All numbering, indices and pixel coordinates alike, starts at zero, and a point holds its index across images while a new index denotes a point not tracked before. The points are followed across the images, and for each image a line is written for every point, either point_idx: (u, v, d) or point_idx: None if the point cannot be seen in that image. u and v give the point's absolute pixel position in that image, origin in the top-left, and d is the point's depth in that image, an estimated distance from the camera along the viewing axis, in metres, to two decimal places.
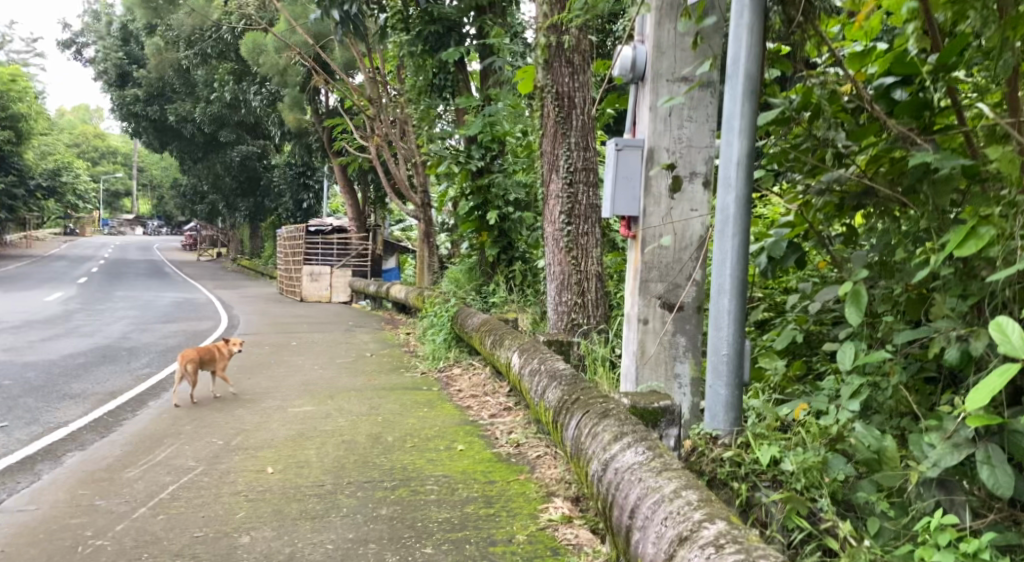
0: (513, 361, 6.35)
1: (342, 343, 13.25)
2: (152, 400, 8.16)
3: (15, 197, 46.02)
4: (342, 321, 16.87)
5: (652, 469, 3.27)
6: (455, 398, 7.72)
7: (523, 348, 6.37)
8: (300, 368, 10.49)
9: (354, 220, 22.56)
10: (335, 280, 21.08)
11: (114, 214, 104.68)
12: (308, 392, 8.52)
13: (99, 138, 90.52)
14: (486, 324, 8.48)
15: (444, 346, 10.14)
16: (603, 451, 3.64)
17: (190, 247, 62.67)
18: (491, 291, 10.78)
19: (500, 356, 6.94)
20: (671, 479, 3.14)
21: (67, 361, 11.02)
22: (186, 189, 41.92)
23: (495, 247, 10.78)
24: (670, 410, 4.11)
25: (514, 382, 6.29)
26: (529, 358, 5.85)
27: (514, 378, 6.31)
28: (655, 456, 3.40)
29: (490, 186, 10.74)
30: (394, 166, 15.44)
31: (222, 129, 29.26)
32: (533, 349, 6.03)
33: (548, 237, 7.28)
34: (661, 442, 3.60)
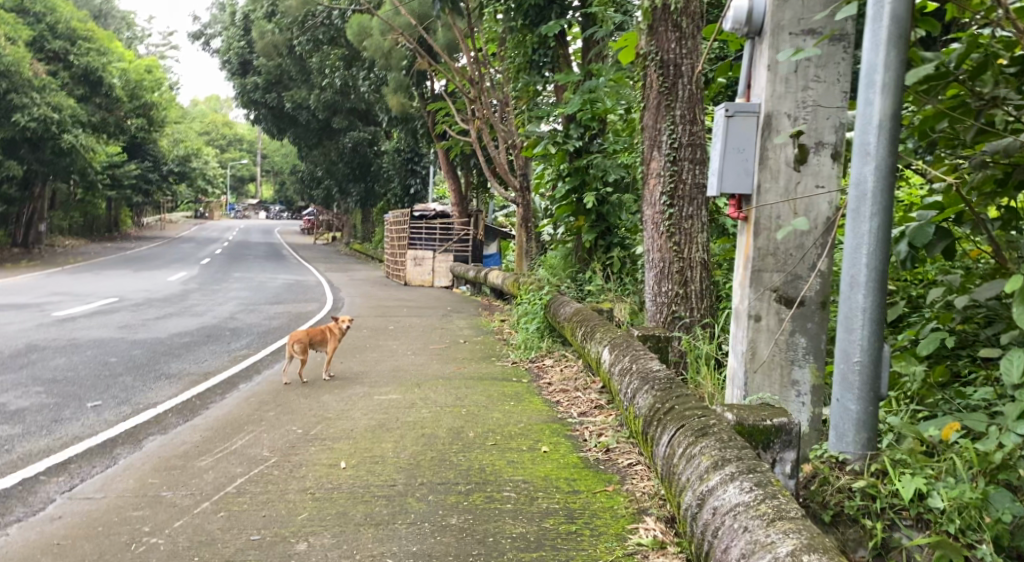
0: (604, 358, 5.82)
1: (439, 328, 13.01)
2: (244, 383, 8.07)
3: (150, 182, 48.64)
4: (441, 306, 16.70)
5: (762, 517, 2.68)
6: (544, 393, 7.22)
7: (615, 344, 5.84)
8: (393, 353, 10.25)
9: (456, 205, 22.52)
10: (437, 265, 21.15)
11: (240, 199, 109.85)
12: (395, 379, 8.25)
13: (228, 126, 94.91)
14: (578, 314, 7.94)
15: (536, 335, 9.73)
16: (699, 481, 3.06)
17: (308, 231, 64.87)
18: (587, 279, 10.27)
19: (591, 351, 6.41)
20: (788, 536, 2.55)
21: (173, 339, 11.20)
22: (303, 174, 43.16)
23: (592, 232, 10.21)
24: (786, 430, 3.32)
25: (605, 380, 5.76)
26: (621, 355, 5.30)
27: (605, 375, 5.78)
28: (765, 496, 2.80)
29: (588, 167, 10.14)
30: (495, 149, 15.05)
31: (335, 114, 29.80)
32: (626, 345, 5.48)
33: (648, 221, 6.68)
34: (771, 476, 2.99)
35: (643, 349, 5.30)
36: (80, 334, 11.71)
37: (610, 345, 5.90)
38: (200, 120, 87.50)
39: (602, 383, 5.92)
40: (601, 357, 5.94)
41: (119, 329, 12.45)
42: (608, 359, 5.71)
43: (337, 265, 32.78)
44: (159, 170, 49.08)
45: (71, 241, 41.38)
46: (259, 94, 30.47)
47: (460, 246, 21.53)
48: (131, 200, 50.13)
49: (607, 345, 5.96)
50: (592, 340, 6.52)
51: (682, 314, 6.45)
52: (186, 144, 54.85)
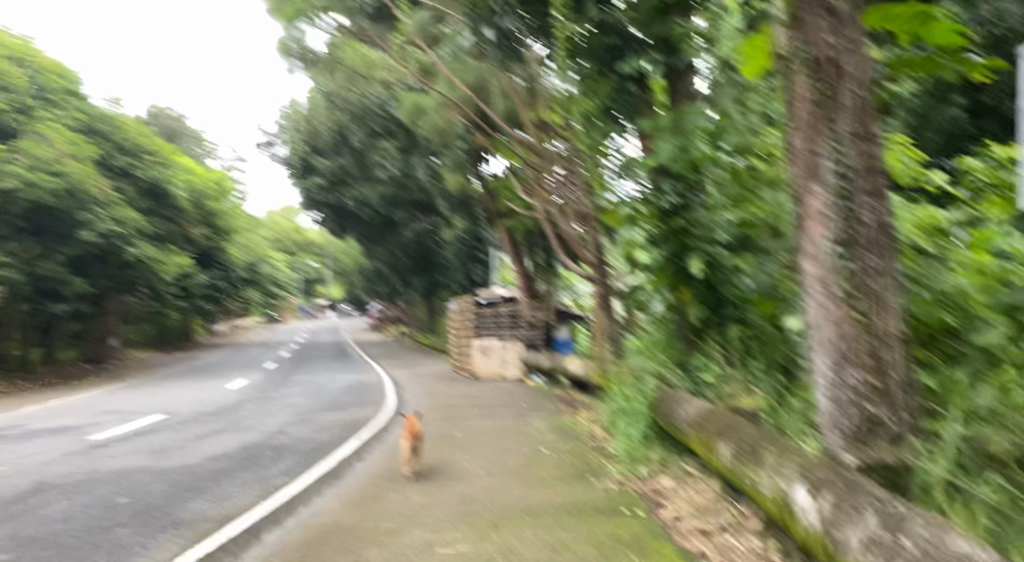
0: (801, 505, 4.00)
1: (516, 433, 10.94)
2: (269, 532, 6.21)
3: (221, 290, 48.16)
4: (515, 402, 14.68)
5: None
6: (676, 537, 5.31)
7: (809, 477, 4.04)
8: (462, 473, 8.24)
9: (523, 288, 20.82)
10: (507, 355, 19.08)
11: (310, 301, 110.58)
12: (466, 516, 6.28)
13: (297, 231, 95.96)
14: (703, 415, 6.04)
15: (641, 445, 7.71)
16: None
17: (376, 326, 63.99)
18: (699, 366, 8.33)
19: (753, 482, 4.55)
20: None
21: (206, 467, 9.44)
22: (367, 270, 42.09)
23: (700, 307, 8.34)
24: None
25: (808, 545, 3.98)
26: (855, 518, 3.62)
27: (806, 536, 3.98)
28: None
29: (689, 228, 8.45)
30: (566, 224, 13.29)
31: (396, 207, 28.39)
32: (850, 493, 3.74)
33: (811, 282, 4.74)
34: None
35: (898, 500, 3.62)
36: (104, 465, 10.01)
37: (803, 482, 4.07)
38: (269, 227, 88.62)
39: (796, 539, 4.14)
40: (788, 499, 4.12)
41: (152, 455, 10.74)
42: (812, 515, 3.90)
43: (403, 361, 31.12)
44: (227, 278, 48.70)
45: (141, 354, 40.77)
46: (319, 194, 29.30)
47: (531, 332, 19.75)
48: (203, 308, 49.69)
49: (795, 481, 4.12)
50: (750, 465, 4.61)
51: (878, 418, 4.50)
52: (256, 251, 54.55)
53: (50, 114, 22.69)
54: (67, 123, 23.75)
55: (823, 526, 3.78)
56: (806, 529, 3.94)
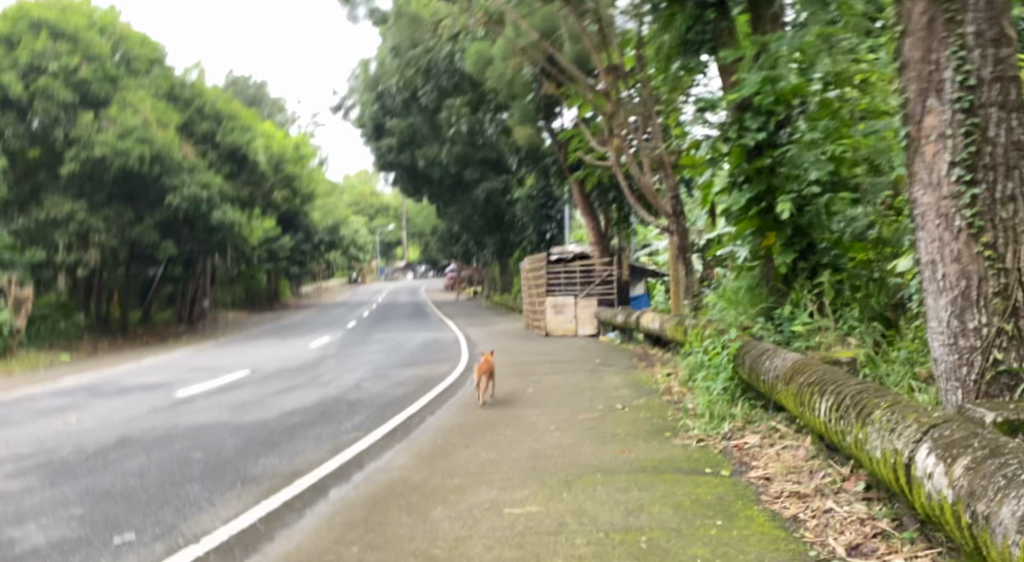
0: (922, 468, 3.18)
1: (589, 389, 10.50)
2: (334, 488, 5.98)
3: (302, 253, 49.00)
4: (588, 358, 14.28)
5: None
6: (764, 500, 4.84)
7: (938, 437, 3.24)
8: (531, 429, 7.88)
9: (595, 244, 20.21)
10: (580, 311, 18.99)
11: (389, 262, 112.17)
12: (535, 473, 5.94)
13: (374, 194, 96.90)
14: (797, 367, 5.48)
15: (723, 398, 7.31)
16: None
17: (451, 286, 64.38)
18: (787, 316, 7.80)
19: (856, 437, 3.92)
20: None
21: (280, 422, 9.38)
22: (441, 230, 42.04)
23: (788, 253, 7.81)
24: None
25: (937, 518, 3.10)
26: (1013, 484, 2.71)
27: (935, 506, 3.10)
28: None
29: (775, 166, 7.80)
30: (640, 174, 12.68)
31: (467, 165, 27.99)
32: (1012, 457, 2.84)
33: (925, 213, 4.26)
34: None
35: None
36: (181, 421, 10.06)
37: (927, 440, 3.27)
38: (347, 190, 89.67)
39: (915, 509, 3.35)
40: (907, 459, 3.33)
41: (228, 411, 10.75)
42: (937, 479, 3.07)
43: (477, 319, 31.05)
44: (307, 241, 49.49)
45: (229, 315, 41.93)
46: (392, 155, 29.14)
47: (604, 289, 19.09)
48: (286, 271, 50.75)
49: (916, 439, 3.34)
50: (856, 420, 3.97)
51: (1008, 367, 3.98)
52: (335, 213, 55.18)
53: (136, 81, 23.00)
54: (151, 90, 24.04)
55: (958, 494, 2.93)
56: (928, 498, 3.13)
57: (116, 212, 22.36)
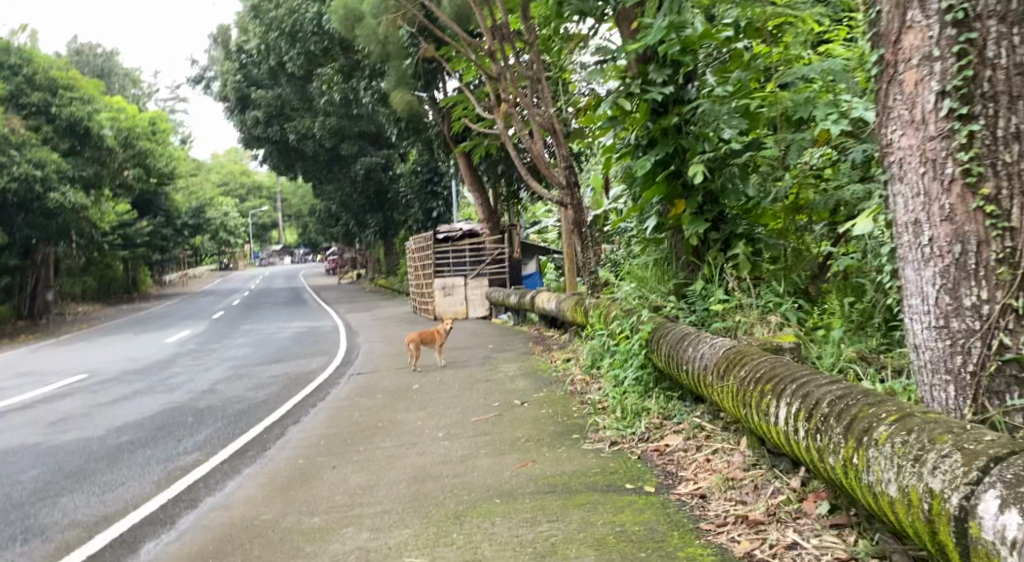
0: (995, 529, 2.23)
1: (482, 382, 9.38)
2: (153, 541, 4.60)
3: (167, 239, 45.42)
4: (479, 344, 13.17)
5: None
6: (705, 530, 3.84)
7: (1014, 483, 2.25)
8: (415, 438, 6.66)
9: (485, 222, 18.95)
10: (471, 293, 17.88)
11: (266, 247, 107.22)
12: (418, 504, 4.76)
13: (247, 174, 91.70)
14: (733, 358, 4.50)
15: (636, 391, 6.35)
16: None
17: (333, 271, 61.75)
18: (700, 294, 6.93)
19: (848, 463, 2.91)
20: None
21: (107, 441, 7.79)
22: (321, 210, 39.85)
23: (698, 224, 6.92)
24: None
25: None
26: None
27: None
28: None
29: (682, 126, 6.98)
30: (530, 141, 11.60)
31: (343, 141, 26.07)
32: None
33: (906, 161, 3.33)
34: None
35: None
36: None
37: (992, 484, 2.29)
38: (217, 171, 84.42)
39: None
40: (955, 510, 2.39)
41: (48, 429, 8.98)
42: None
43: (360, 304, 29.45)
44: (173, 225, 45.88)
45: (83, 308, 38.28)
46: (260, 130, 26.85)
47: (496, 268, 17.98)
48: (149, 258, 46.96)
49: (971, 478, 2.39)
50: (845, 439, 2.95)
51: (1015, 355, 3.06)
52: (202, 195, 51.40)
53: None
54: None
55: None
56: None
57: None
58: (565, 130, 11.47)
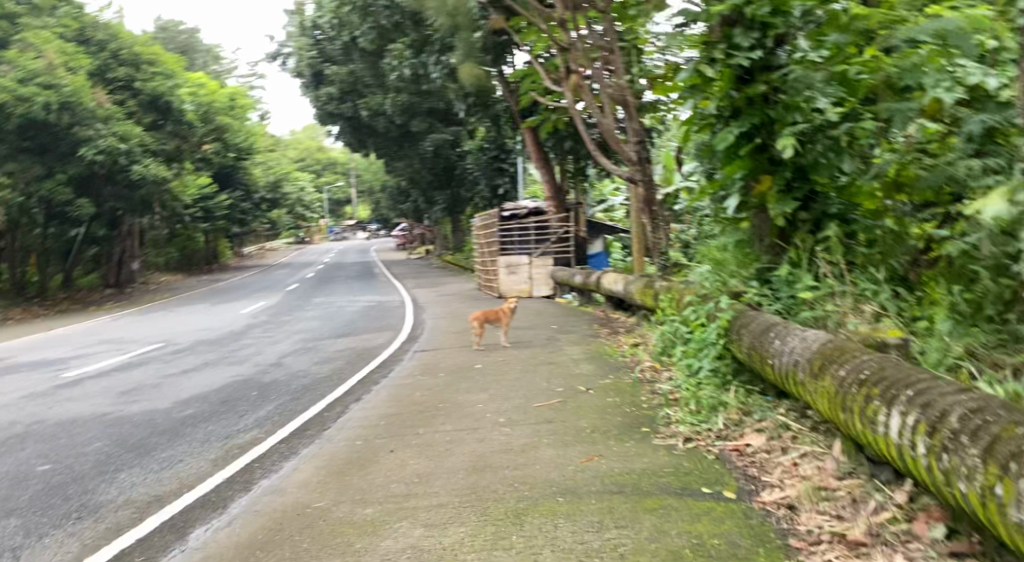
0: None
1: (547, 365, 9.03)
2: (201, 527, 4.41)
3: (244, 212, 46.28)
4: (546, 324, 12.82)
5: None
6: (798, 549, 3.43)
7: None
8: (476, 423, 6.36)
9: (552, 199, 18.52)
10: (536, 272, 17.41)
11: (339, 221, 108.89)
12: (478, 498, 4.46)
13: (322, 150, 92.95)
14: (829, 355, 4.02)
15: (712, 382, 5.90)
16: None
17: (403, 247, 62.24)
18: (785, 280, 6.40)
19: (988, 493, 2.50)
20: None
21: (170, 415, 7.73)
22: (391, 185, 39.96)
23: (784, 203, 6.39)
24: None
25: None
26: None
27: None
28: None
29: (770, 95, 6.47)
30: (601, 116, 11.13)
31: (414, 116, 25.87)
32: None
33: None
34: None
35: None
36: (53, 413, 8.32)
37: None
38: (294, 146, 85.75)
39: None
40: None
41: (117, 399, 9.01)
42: None
43: (428, 281, 29.41)
44: (250, 199, 46.70)
45: (165, 278, 39.34)
46: (333, 105, 26.84)
47: (560, 248, 17.63)
48: (228, 231, 47.97)
49: None
50: (984, 467, 2.53)
51: None
52: (278, 170, 52.19)
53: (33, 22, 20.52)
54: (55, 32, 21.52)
55: None
56: None
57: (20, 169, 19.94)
58: (638, 103, 10.96)
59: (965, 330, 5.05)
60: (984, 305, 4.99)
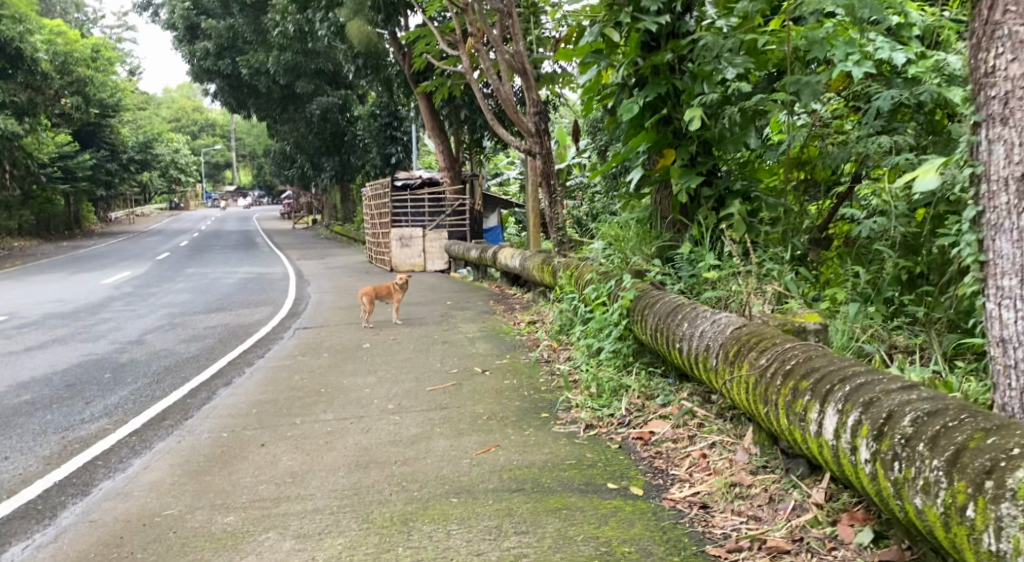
0: None
1: (438, 343, 8.56)
2: (16, 547, 3.71)
3: (112, 175, 43.13)
4: (436, 299, 12.31)
5: None
6: (715, 558, 3.11)
7: None
8: (360, 410, 5.81)
9: (447, 170, 17.98)
10: (430, 245, 16.64)
11: (218, 187, 104.00)
12: (360, 502, 3.93)
13: (199, 112, 88.18)
14: (746, 340, 3.73)
15: (614, 365, 5.59)
16: None
17: (287, 215, 59.91)
18: (690, 259, 6.10)
19: (956, 511, 2.35)
20: None
21: (5, 401, 6.77)
22: (275, 150, 38.05)
23: (688, 177, 6.02)
24: None
25: None
26: None
27: None
28: None
29: (676, 65, 6.13)
30: (498, 82, 10.59)
31: (298, 79, 24.50)
32: None
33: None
34: None
35: None
36: None
37: None
38: (168, 106, 80.75)
39: None
40: None
41: None
42: None
43: (313, 251, 28.21)
44: (118, 160, 43.55)
45: (20, 243, 36.17)
46: (210, 62, 25.07)
47: (456, 220, 17.09)
48: (94, 194, 44.61)
49: None
50: (948, 481, 2.39)
51: None
52: (150, 130, 48.90)
53: None
54: None
55: None
56: None
57: None
58: (536, 72, 10.51)
59: (876, 317, 4.78)
60: (883, 289, 5.07)
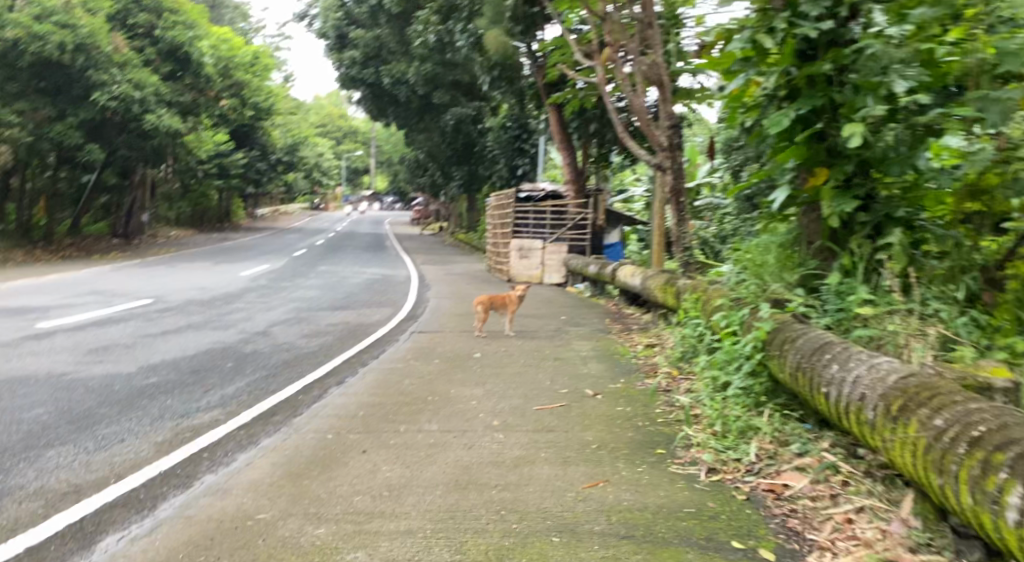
0: None
1: (551, 359, 8.23)
2: (112, 535, 3.67)
3: (260, 174, 45.44)
4: (553, 313, 12.01)
5: None
6: None
7: None
8: (465, 424, 5.55)
9: (570, 183, 17.68)
10: (549, 258, 16.43)
11: (355, 191, 108.16)
12: (452, 526, 3.66)
13: (343, 118, 92.00)
14: (914, 395, 3.30)
15: (743, 403, 5.06)
16: None
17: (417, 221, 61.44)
18: (837, 291, 5.49)
19: None
20: None
21: (132, 382, 6.95)
22: (409, 157, 38.94)
23: (844, 201, 5.44)
24: None
25: None
26: None
27: None
28: None
29: (835, 76, 5.54)
30: (633, 94, 10.21)
31: (437, 89, 24.91)
32: None
33: None
34: None
35: None
36: (8, 367, 7.58)
37: None
38: (316, 111, 84.67)
39: None
40: None
41: (81, 358, 8.23)
42: None
43: (438, 257, 28.60)
44: (266, 160, 45.85)
45: (174, 233, 38.58)
46: (355, 70, 25.89)
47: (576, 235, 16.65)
48: (243, 191, 47.15)
49: None
50: None
51: None
52: (297, 133, 51.28)
53: None
54: None
55: None
56: None
57: (34, 107, 19.08)
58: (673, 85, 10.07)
59: None
60: None
